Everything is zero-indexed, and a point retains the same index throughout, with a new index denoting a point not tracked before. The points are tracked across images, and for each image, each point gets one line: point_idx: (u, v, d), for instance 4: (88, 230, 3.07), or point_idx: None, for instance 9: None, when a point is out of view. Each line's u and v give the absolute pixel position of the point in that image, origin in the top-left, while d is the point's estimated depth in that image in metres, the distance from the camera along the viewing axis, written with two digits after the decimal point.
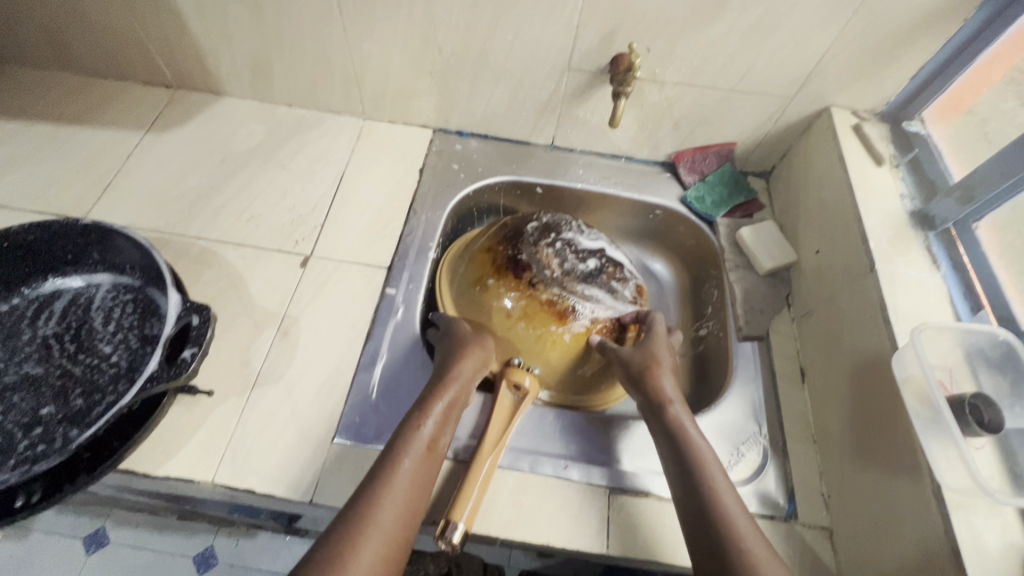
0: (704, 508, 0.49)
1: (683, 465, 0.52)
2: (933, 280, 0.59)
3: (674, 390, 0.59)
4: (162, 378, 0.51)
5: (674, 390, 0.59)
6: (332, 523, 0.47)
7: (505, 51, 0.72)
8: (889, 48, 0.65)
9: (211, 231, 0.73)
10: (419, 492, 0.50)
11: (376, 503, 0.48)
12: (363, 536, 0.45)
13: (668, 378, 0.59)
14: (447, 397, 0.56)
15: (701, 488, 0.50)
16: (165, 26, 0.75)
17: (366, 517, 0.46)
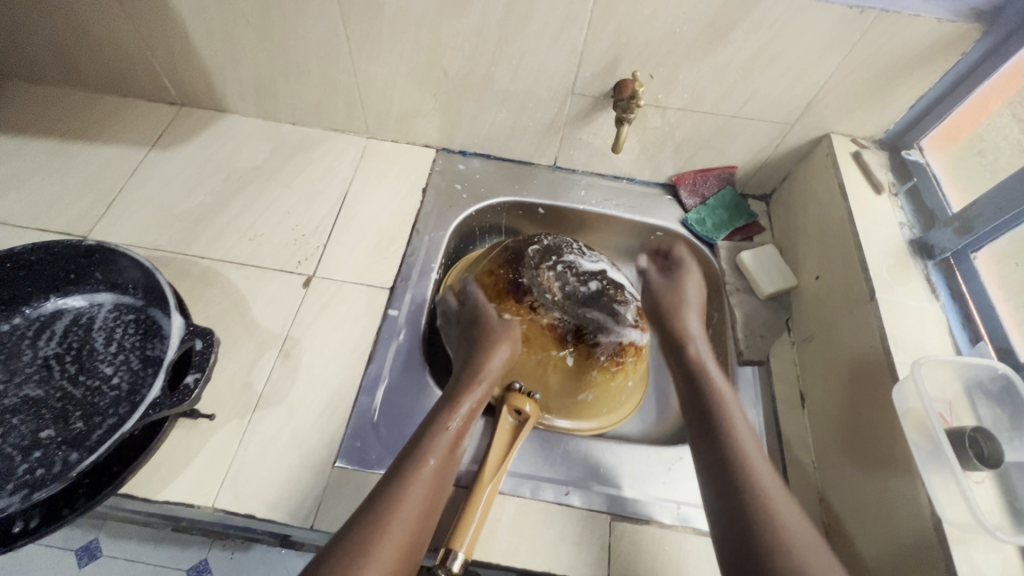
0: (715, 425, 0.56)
1: (701, 391, 0.60)
2: (933, 309, 0.59)
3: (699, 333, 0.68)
4: (165, 405, 0.51)
5: (699, 334, 0.68)
6: (360, 508, 0.49)
7: (509, 76, 0.73)
8: (888, 79, 0.66)
9: (214, 250, 0.73)
10: (447, 470, 0.54)
11: (404, 486, 0.50)
12: (393, 515, 0.48)
13: (694, 325, 0.68)
14: (484, 384, 0.61)
15: (716, 408, 0.58)
16: (171, 45, 0.76)
17: (395, 496, 0.49)
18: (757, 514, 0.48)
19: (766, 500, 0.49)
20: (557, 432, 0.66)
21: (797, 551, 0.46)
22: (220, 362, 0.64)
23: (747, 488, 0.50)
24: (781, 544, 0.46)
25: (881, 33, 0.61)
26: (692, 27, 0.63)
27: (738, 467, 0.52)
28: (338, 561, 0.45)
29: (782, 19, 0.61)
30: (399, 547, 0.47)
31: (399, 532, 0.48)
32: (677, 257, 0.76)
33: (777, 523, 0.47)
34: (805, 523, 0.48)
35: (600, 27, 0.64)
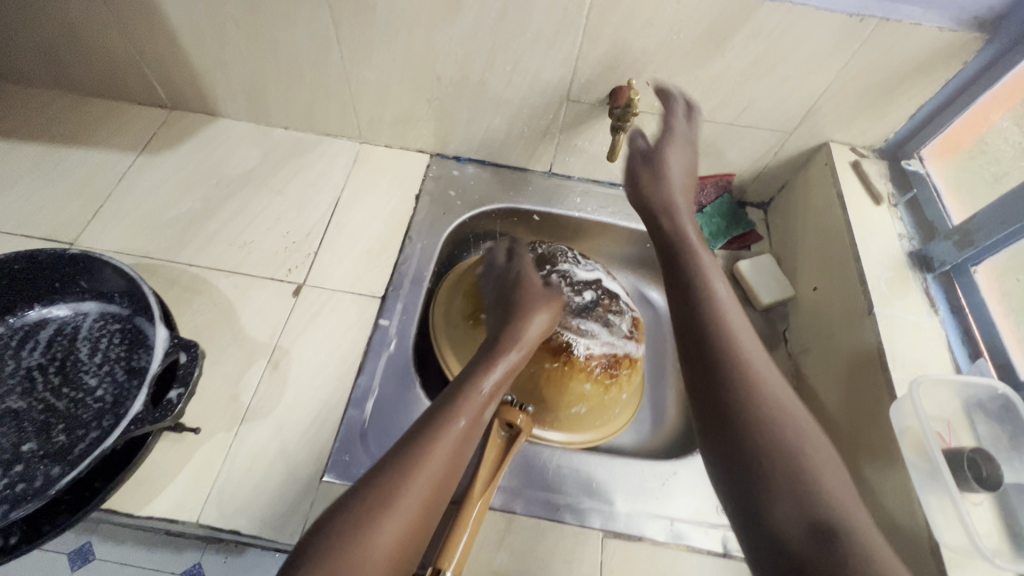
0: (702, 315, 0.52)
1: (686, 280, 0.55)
2: (932, 324, 0.58)
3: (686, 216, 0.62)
4: (147, 420, 0.50)
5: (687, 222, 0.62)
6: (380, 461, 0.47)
7: (503, 82, 0.71)
8: (888, 88, 0.65)
9: (203, 257, 0.72)
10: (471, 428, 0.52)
11: (428, 445, 0.48)
12: (415, 473, 0.46)
13: (679, 209, 0.63)
14: (522, 349, 0.58)
15: (703, 297, 0.53)
16: (160, 48, 0.75)
17: (418, 454, 0.47)
18: (750, 410, 0.45)
19: (760, 395, 0.46)
20: (549, 447, 0.64)
21: (795, 442, 0.43)
22: (207, 373, 0.63)
23: (741, 384, 0.47)
24: (778, 438, 0.43)
25: (882, 42, 0.60)
26: (689, 35, 0.62)
27: (726, 360, 0.48)
28: (354, 518, 0.42)
29: (781, 27, 0.59)
30: (418, 506, 0.45)
31: (420, 488, 0.46)
32: (663, 94, 0.67)
33: (769, 418, 0.45)
34: (802, 413, 0.46)
35: (596, 33, 0.63)
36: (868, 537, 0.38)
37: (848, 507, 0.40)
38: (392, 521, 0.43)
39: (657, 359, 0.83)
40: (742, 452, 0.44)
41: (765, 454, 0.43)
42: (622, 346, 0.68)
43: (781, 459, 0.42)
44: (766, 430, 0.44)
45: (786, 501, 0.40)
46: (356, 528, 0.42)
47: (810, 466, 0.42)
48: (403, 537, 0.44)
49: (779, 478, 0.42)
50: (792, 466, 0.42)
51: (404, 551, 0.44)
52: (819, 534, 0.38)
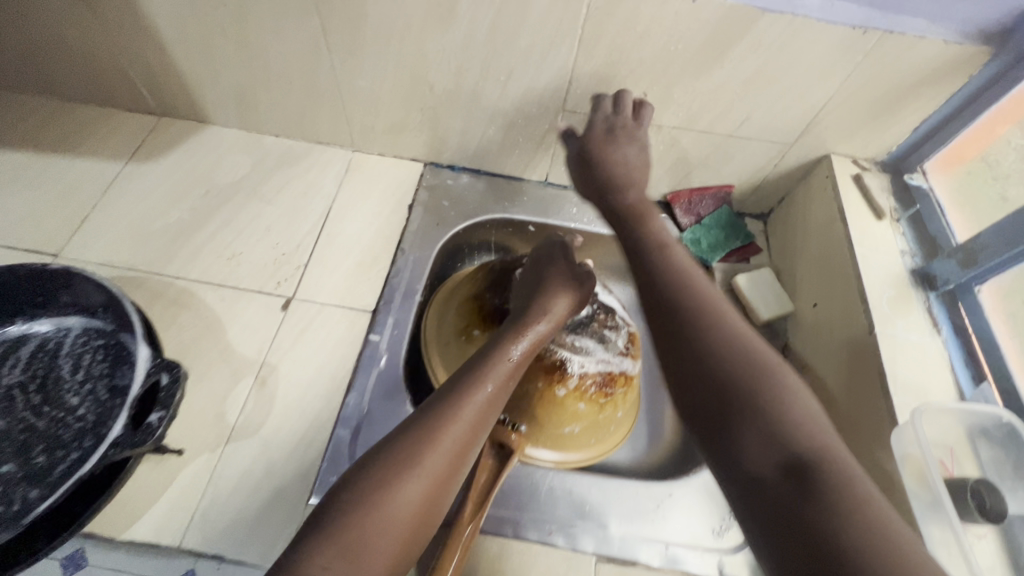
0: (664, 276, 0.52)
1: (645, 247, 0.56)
2: (935, 345, 0.57)
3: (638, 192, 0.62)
4: (126, 444, 0.48)
5: (639, 199, 0.62)
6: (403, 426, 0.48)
7: (497, 91, 0.70)
8: (891, 101, 0.63)
9: (191, 270, 0.70)
10: (496, 395, 0.52)
11: (451, 411, 0.48)
12: (438, 437, 0.46)
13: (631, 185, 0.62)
14: (550, 321, 0.57)
15: (660, 260, 0.53)
16: (147, 55, 0.73)
17: (441, 419, 0.48)
18: (719, 358, 0.44)
19: (726, 344, 0.45)
20: (542, 468, 0.63)
21: (772, 385, 0.42)
22: (191, 390, 0.62)
23: (708, 335, 0.46)
24: (752, 381, 0.42)
25: (885, 55, 0.58)
26: (687, 46, 0.60)
27: (690, 315, 0.48)
28: (375, 479, 0.44)
29: (781, 39, 0.58)
30: (440, 467, 0.46)
31: (442, 450, 0.46)
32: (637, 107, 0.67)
33: (735, 363, 0.44)
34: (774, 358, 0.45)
35: (592, 43, 0.61)
36: (847, 463, 0.37)
37: (826, 438, 0.39)
38: (414, 480, 0.44)
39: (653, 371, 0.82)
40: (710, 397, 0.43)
41: (738, 397, 0.42)
42: (617, 364, 0.66)
43: (754, 399, 0.41)
44: (736, 373, 0.43)
45: (756, 437, 0.40)
46: (378, 487, 0.43)
47: (784, 403, 0.41)
48: (427, 495, 0.45)
49: (752, 418, 0.41)
50: (765, 405, 0.41)
51: (425, 507, 0.45)
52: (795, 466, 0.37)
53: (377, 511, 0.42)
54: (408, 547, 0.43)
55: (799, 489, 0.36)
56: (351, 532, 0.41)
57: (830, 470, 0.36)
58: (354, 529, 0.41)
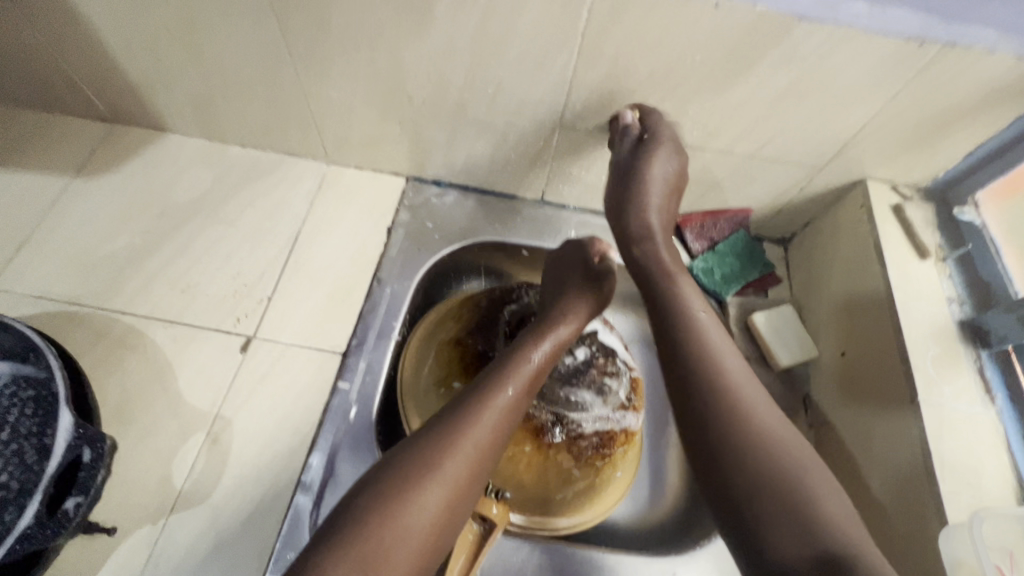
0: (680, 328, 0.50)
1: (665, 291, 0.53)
2: (986, 417, 0.50)
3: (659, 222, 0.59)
4: (34, 540, 0.42)
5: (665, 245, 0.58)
6: (424, 431, 0.47)
7: (486, 104, 0.61)
8: (945, 122, 0.54)
9: (139, 305, 0.63)
10: (522, 399, 0.50)
11: (474, 416, 0.47)
12: (460, 442, 0.45)
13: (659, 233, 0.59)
14: (571, 325, 0.57)
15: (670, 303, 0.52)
16: (87, 56, 0.64)
17: (464, 424, 0.46)
18: (732, 428, 0.43)
19: (753, 433, 0.43)
20: (530, 540, 0.56)
21: (778, 456, 0.42)
22: (134, 449, 0.55)
23: (722, 403, 0.44)
24: (763, 456, 0.42)
25: (943, 71, 0.49)
26: (707, 57, 0.51)
27: (706, 377, 0.46)
28: (395, 486, 0.42)
29: (820, 52, 0.49)
30: (462, 476, 0.45)
31: (465, 458, 0.45)
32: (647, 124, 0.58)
33: (760, 451, 0.42)
34: (785, 429, 0.44)
35: (595, 52, 0.52)
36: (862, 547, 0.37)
37: (839, 516, 0.39)
38: (436, 488, 0.43)
39: (657, 411, 0.73)
40: (728, 479, 0.42)
41: (755, 475, 0.41)
42: (617, 420, 0.60)
43: (768, 475, 0.41)
44: (742, 444, 0.42)
45: (779, 518, 0.39)
46: (398, 496, 0.42)
47: (802, 486, 0.40)
48: (448, 503, 0.44)
49: (765, 495, 0.40)
50: (784, 486, 0.40)
51: (448, 519, 0.44)
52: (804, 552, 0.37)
53: (396, 521, 0.41)
54: (427, 559, 0.42)
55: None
56: (368, 546, 0.39)
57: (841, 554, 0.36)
58: (370, 540, 0.40)
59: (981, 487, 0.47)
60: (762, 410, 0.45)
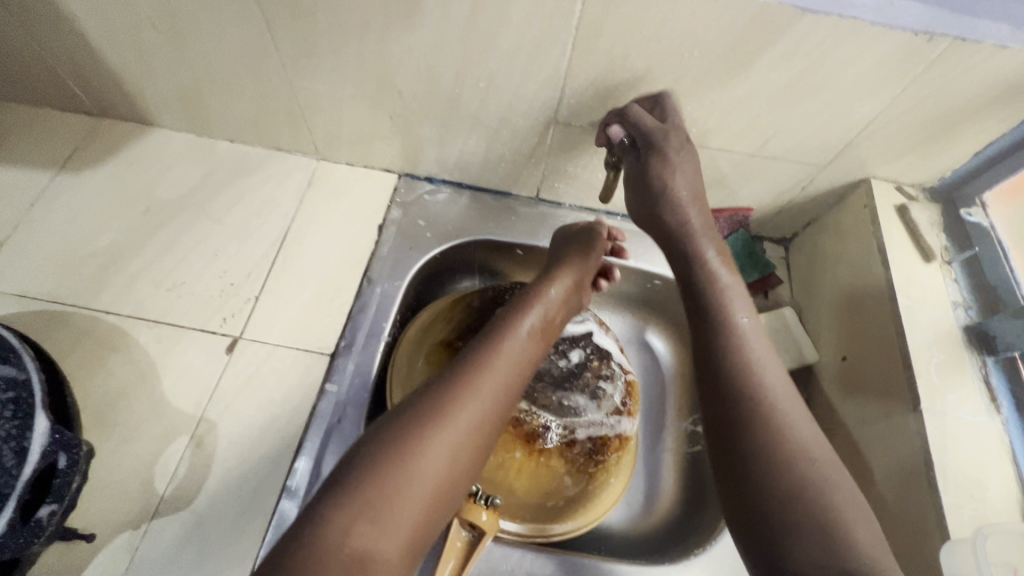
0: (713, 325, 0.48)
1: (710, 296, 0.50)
2: (992, 426, 0.49)
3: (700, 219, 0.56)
4: (9, 548, 0.41)
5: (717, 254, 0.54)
6: (432, 381, 0.47)
7: (478, 100, 0.59)
8: (953, 120, 0.52)
9: (123, 305, 0.61)
10: (521, 354, 0.51)
11: (476, 372, 0.47)
12: (464, 396, 0.45)
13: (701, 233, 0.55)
14: (561, 286, 0.58)
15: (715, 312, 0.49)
16: (69, 49, 0.62)
17: (472, 376, 0.47)
18: (763, 436, 0.41)
19: (785, 448, 0.41)
20: (521, 548, 0.55)
21: (790, 440, 0.41)
22: (117, 452, 0.54)
23: (757, 411, 0.43)
24: (771, 441, 0.41)
25: (952, 67, 0.47)
26: (705, 52, 0.49)
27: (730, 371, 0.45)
28: (406, 432, 0.42)
29: (824, 46, 0.47)
30: (473, 426, 0.45)
31: (474, 407, 0.45)
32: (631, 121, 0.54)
33: (791, 468, 0.40)
34: (806, 418, 0.43)
35: (589, 46, 0.50)
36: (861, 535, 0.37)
37: (845, 504, 0.39)
38: (447, 435, 0.43)
39: (652, 414, 0.72)
40: (752, 485, 0.40)
41: (763, 458, 0.41)
42: (612, 426, 0.60)
43: (770, 457, 0.41)
44: (756, 432, 0.42)
45: (806, 531, 0.37)
46: (408, 442, 0.42)
47: (826, 496, 0.39)
48: (456, 450, 0.44)
49: (768, 480, 0.40)
50: (809, 500, 0.39)
51: (456, 471, 0.44)
52: (797, 533, 0.38)
53: (407, 466, 0.41)
54: (435, 509, 0.42)
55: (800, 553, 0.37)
56: (378, 490, 0.40)
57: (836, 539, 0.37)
58: (380, 483, 0.40)
59: (985, 500, 0.45)
60: (799, 425, 0.42)
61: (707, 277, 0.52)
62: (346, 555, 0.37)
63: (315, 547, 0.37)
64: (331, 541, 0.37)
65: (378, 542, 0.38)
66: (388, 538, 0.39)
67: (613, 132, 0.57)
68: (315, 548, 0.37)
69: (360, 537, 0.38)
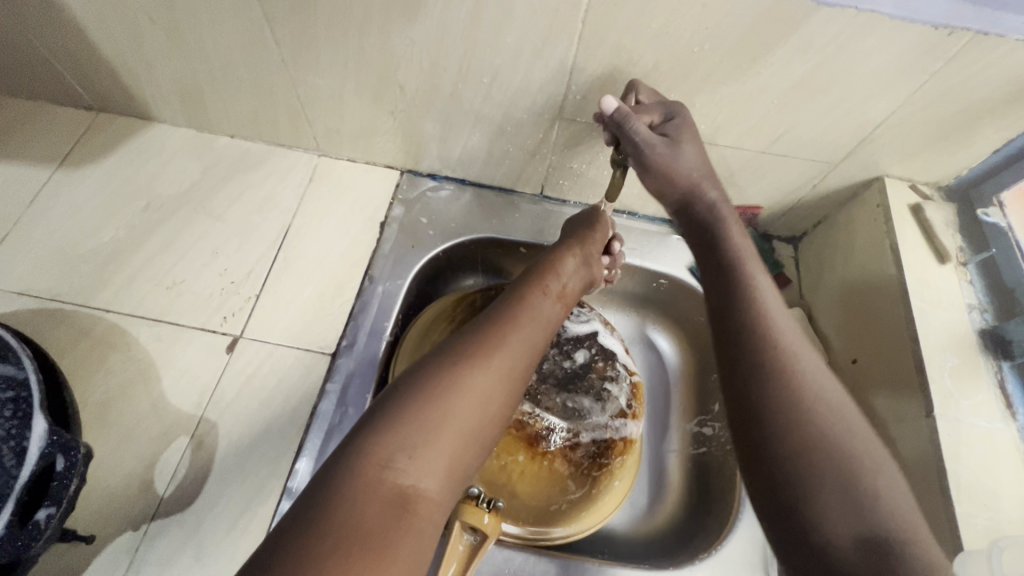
0: (731, 292, 0.48)
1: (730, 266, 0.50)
2: (1007, 433, 0.48)
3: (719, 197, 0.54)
4: (8, 551, 0.41)
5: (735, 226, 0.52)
6: (462, 332, 0.48)
7: (481, 95, 0.57)
8: (971, 117, 0.51)
9: (123, 303, 0.61)
10: (546, 312, 0.52)
11: (509, 322, 0.49)
12: (497, 345, 0.46)
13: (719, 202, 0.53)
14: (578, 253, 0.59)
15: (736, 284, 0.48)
16: (66, 42, 0.61)
17: (500, 327, 0.48)
18: (783, 404, 0.41)
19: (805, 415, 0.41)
20: (523, 551, 0.54)
21: (807, 397, 0.42)
22: (117, 452, 0.54)
23: (778, 375, 0.42)
24: (788, 394, 0.42)
25: (972, 63, 0.45)
26: (715, 47, 0.47)
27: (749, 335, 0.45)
28: (442, 374, 0.43)
29: (839, 40, 0.45)
30: (506, 372, 0.45)
31: (507, 354, 0.46)
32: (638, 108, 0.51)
33: (816, 439, 0.40)
34: (823, 378, 0.43)
35: (596, 40, 0.49)
36: (877, 483, 0.38)
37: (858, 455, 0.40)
38: (481, 378, 0.44)
39: (657, 415, 0.71)
40: (773, 448, 0.40)
41: (779, 414, 0.41)
42: (617, 429, 0.60)
43: (788, 411, 0.41)
44: (775, 392, 0.42)
45: (831, 498, 0.38)
46: (443, 383, 0.42)
47: (850, 461, 0.39)
48: (491, 392, 0.44)
49: (786, 434, 0.40)
50: (838, 467, 0.39)
51: (491, 417, 0.44)
52: (813, 482, 0.39)
53: (442, 406, 0.41)
54: (469, 456, 0.42)
55: (813, 501, 0.38)
56: (416, 428, 0.40)
57: (850, 486, 0.38)
58: (419, 420, 0.40)
59: (998, 510, 0.44)
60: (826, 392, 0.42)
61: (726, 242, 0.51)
62: (385, 490, 0.37)
63: (352, 483, 0.37)
64: (373, 474, 0.37)
65: (418, 479, 0.39)
66: (427, 476, 0.39)
67: (608, 104, 0.50)
68: (354, 480, 0.37)
69: (399, 473, 0.38)
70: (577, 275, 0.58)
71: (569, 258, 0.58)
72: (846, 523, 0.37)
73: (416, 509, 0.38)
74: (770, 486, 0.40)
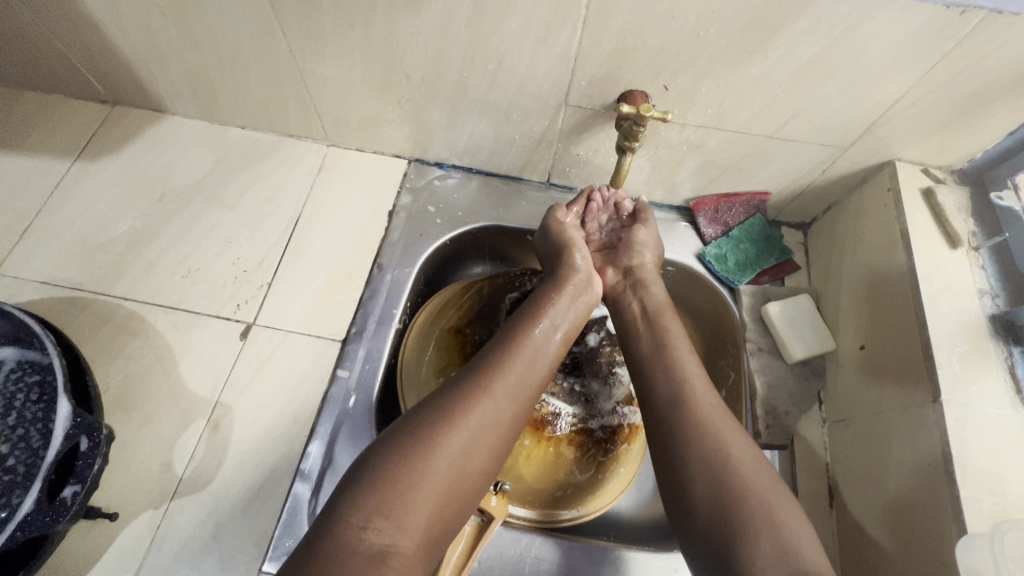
0: (647, 342, 0.53)
1: (646, 322, 0.55)
2: (1015, 418, 0.47)
3: (650, 259, 0.62)
4: (35, 526, 0.43)
5: (664, 291, 0.59)
6: (439, 388, 0.47)
7: (487, 83, 0.57)
8: (988, 96, 0.50)
9: (140, 291, 0.63)
10: (533, 352, 0.50)
11: (488, 378, 0.46)
12: (473, 398, 0.45)
13: (647, 272, 0.60)
14: (568, 295, 0.56)
15: (652, 345, 0.53)
16: (81, 36, 0.62)
17: (485, 376, 0.47)
18: (695, 442, 0.45)
19: (718, 453, 0.44)
20: (527, 532, 0.55)
21: (712, 437, 0.45)
22: (137, 435, 0.56)
23: (689, 423, 0.46)
24: (699, 436, 0.45)
25: (986, 42, 0.44)
26: (722, 30, 0.47)
27: (666, 379, 0.49)
28: (419, 432, 0.43)
29: (850, 20, 0.44)
30: (490, 425, 0.45)
31: (488, 407, 0.45)
32: (644, 209, 0.65)
33: (722, 473, 0.43)
34: (724, 414, 0.47)
35: (601, 25, 0.48)
36: (792, 528, 0.40)
37: (767, 494, 0.42)
38: (459, 433, 0.43)
39: None
40: (686, 495, 0.44)
41: (697, 455, 0.44)
42: (624, 415, 0.61)
43: (698, 450, 0.44)
44: (684, 436, 0.45)
45: (766, 547, 0.39)
46: (420, 444, 0.42)
47: (755, 497, 0.42)
48: (469, 449, 0.43)
49: (698, 472, 0.43)
50: (742, 501, 0.41)
51: (472, 471, 0.43)
52: (738, 522, 0.41)
53: (421, 465, 0.41)
54: (452, 509, 0.42)
55: (742, 544, 0.40)
56: (390, 486, 0.40)
57: (770, 525, 0.40)
58: (392, 482, 0.40)
59: (1005, 495, 0.44)
60: (731, 432, 0.45)
61: (647, 297, 0.58)
62: (362, 550, 0.37)
63: (338, 539, 0.37)
64: (350, 535, 0.37)
65: (396, 538, 0.38)
66: (405, 532, 0.39)
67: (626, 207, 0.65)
68: (337, 539, 0.37)
69: (379, 532, 0.38)
70: (575, 307, 0.56)
71: (554, 290, 0.57)
72: (775, 560, 0.39)
73: (395, 568, 0.37)
74: (703, 535, 0.42)
